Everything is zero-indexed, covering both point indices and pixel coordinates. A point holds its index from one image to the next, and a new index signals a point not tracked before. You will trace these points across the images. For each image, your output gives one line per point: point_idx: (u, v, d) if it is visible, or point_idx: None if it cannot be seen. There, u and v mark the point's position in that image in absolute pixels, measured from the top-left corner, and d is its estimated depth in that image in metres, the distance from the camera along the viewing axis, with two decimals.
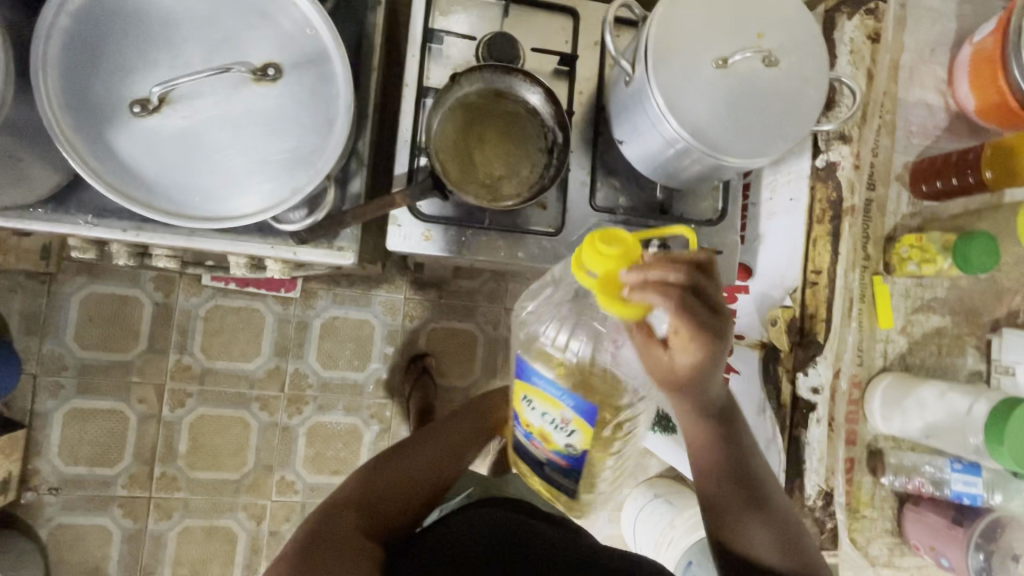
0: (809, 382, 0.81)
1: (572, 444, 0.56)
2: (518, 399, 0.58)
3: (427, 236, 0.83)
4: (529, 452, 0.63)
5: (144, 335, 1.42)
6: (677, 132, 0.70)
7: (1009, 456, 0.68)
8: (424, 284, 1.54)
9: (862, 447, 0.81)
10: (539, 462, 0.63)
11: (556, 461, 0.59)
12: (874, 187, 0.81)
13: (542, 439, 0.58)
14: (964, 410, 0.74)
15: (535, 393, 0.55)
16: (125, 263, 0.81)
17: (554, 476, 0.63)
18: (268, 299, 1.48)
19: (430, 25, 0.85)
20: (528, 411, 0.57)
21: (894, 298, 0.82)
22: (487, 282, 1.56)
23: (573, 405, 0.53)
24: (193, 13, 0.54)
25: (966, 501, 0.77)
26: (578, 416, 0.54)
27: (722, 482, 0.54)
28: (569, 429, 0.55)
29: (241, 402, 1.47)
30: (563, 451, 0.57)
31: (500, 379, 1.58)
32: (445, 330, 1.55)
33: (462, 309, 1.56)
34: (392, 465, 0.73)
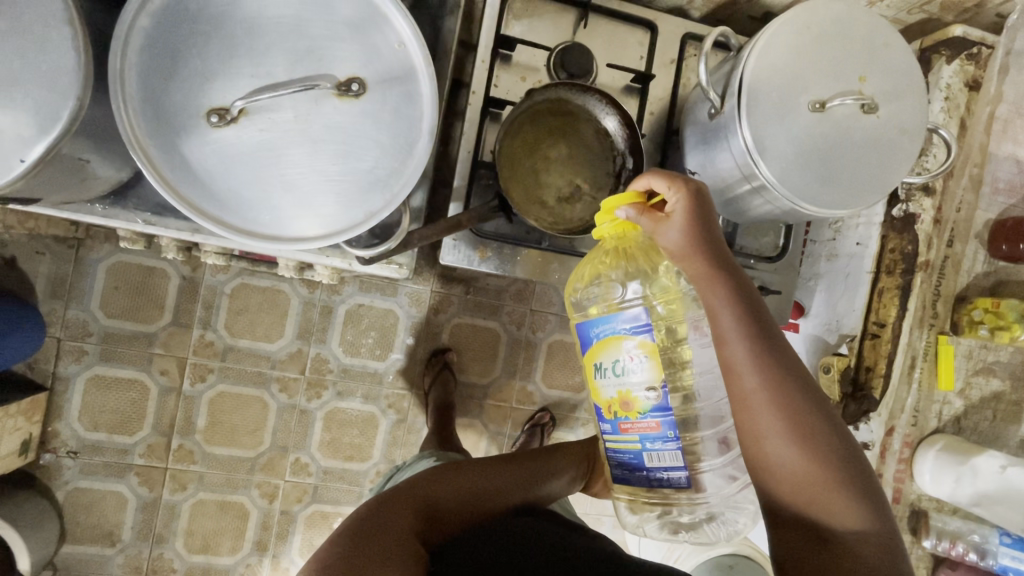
0: (859, 436, 0.79)
1: (649, 380, 0.55)
2: (590, 378, 0.59)
3: (481, 253, 0.81)
4: (625, 461, 0.59)
5: (169, 307, 1.41)
6: (761, 175, 0.67)
7: None
8: (451, 279, 1.51)
9: (905, 505, 0.79)
10: (637, 463, 0.58)
11: (649, 431, 0.56)
12: (952, 244, 0.79)
13: (626, 410, 0.57)
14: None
15: (598, 348, 0.58)
16: (173, 256, 0.89)
17: (655, 464, 0.57)
18: (294, 283, 1.46)
19: (502, 30, 0.80)
20: (604, 385, 0.58)
21: (957, 359, 0.79)
22: (516, 282, 1.54)
23: (632, 329, 0.55)
24: (280, 20, 0.51)
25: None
26: (638, 337, 0.55)
27: (751, 348, 0.49)
28: (639, 364, 0.56)
29: (261, 382, 1.46)
30: (646, 407, 0.56)
31: (520, 380, 1.56)
32: (469, 326, 1.53)
33: (488, 307, 1.54)
34: (460, 474, 0.72)
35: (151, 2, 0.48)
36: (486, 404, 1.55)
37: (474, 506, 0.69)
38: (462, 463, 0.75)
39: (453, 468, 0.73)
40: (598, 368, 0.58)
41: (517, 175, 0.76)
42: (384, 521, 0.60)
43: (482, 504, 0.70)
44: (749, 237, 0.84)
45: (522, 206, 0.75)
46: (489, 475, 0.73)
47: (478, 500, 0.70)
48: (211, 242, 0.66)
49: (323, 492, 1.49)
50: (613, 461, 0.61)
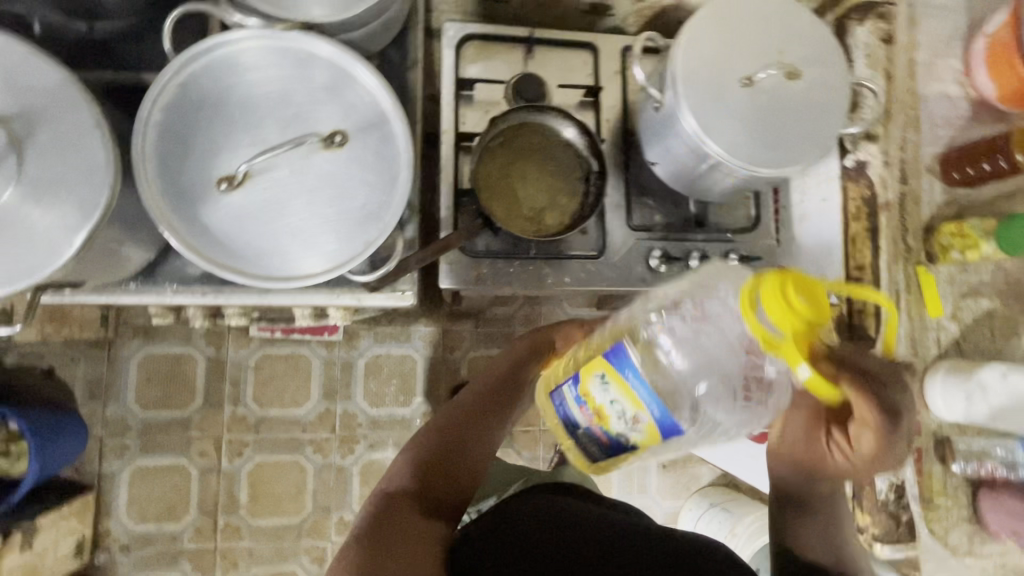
0: None
1: (633, 440, 0.49)
2: (590, 368, 0.50)
3: (476, 273, 0.87)
4: (566, 417, 0.54)
5: (199, 390, 1.48)
6: (714, 151, 0.74)
7: None
8: (460, 315, 1.58)
9: (928, 435, 0.81)
10: (573, 423, 0.53)
11: (598, 437, 0.52)
12: (906, 181, 0.84)
13: (595, 416, 0.51)
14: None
15: (619, 380, 0.48)
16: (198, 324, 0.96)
17: (581, 437, 0.53)
18: (313, 345, 1.54)
19: (461, 75, 0.90)
20: (598, 390, 0.49)
21: (940, 286, 0.83)
22: (521, 307, 1.59)
23: (659, 415, 0.47)
24: (268, 94, 0.60)
25: None
26: (661, 421, 0.47)
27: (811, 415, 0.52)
28: (636, 426, 0.48)
29: (296, 447, 1.50)
30: (609, 434, 0.50)
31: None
32: (485, 357, 1.59)
33: (500, 335, 1.59)
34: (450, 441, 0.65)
35: (161, 99, 0.57)
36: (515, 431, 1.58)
37: (469, 467, 0.65)
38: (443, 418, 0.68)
39: (438, 431, 0.66)
40: (603, 374, 0.49)
41: (497, 195, 0.84)
42: (390, 521, 0.57)
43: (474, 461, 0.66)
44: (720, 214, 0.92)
45: (502, 217, 0.82)
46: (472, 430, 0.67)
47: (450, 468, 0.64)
48: (231, 301, 0.73)
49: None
50: (560, 398, 0.54)
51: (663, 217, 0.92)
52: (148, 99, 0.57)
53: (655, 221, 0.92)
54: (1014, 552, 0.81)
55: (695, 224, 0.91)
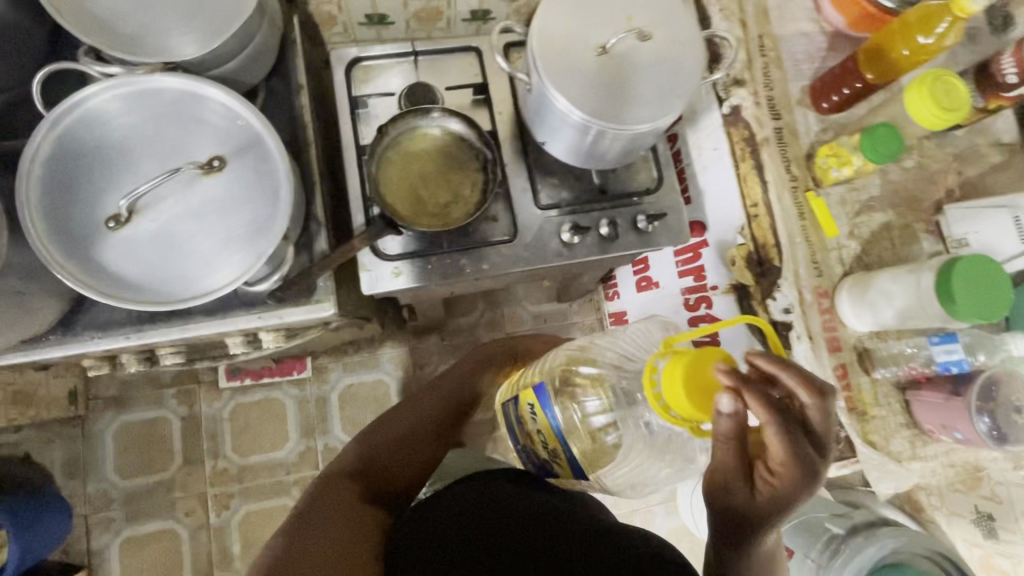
0: (779, 304, 0.84)
1: (552, 462, 0.67)
2: (524, 399, 0.69)
3: (396, 273, 0.91)
4: (515, 436, 0.73)
5: (177, 450, 1.52)
6: (588, 119, 0.78)
7: (964, 310, 0.69)
8: (423, 332, 1.66)
9: (849, 351, 0.83)
10: (516, 446, 0.73)
11: (534, 464, 0.70)
12: (779, 116, 0.88)
13: (528, 440, 0.70)
14: (931, 303, 0.73)
15: (538, 407, 0.66)
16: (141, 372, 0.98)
17: (525, 463, 0.72)
18: (285, 386, 1.60)
19: (354, 95, 0.95)
20: (529, 415, 0.68)
21: (832, 208, 0.87)
22: (483, 313, 1.69)
23: (558, 432, 0.64)
24: (145, 135, 0.65)
25: (955, 370, 0.77)
26: (559, 435, 0.64)
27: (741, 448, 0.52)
28: (549, 449, 0.66)
29: (282, 490, 1.54)
30: (540, 460, 0.69)
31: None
32: None
33: (466, 344, 1.68)
34: (392, 426, 0.90)
35: (40, 153, 0.62)
36: None
37: (399, 456, 0.86)
38: (385, 414, 0.95)
39: (383, 420, 0.92)
40: (529, 403, 0.68)
41: (400, 198, 0.88)
42: (330, 495, 0.77)
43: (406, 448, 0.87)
44: (626, 181, 0.98)
45: (408, 216, 0.87)
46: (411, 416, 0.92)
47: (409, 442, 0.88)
48: (159, 340, 0.77)
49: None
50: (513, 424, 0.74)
51: (569, 192, 0.97)
52: (27, 156, 0.61)
53: (562, 197, 0.97)
54: (956, 450, 0.83)
55: (601, 194, 0.98)
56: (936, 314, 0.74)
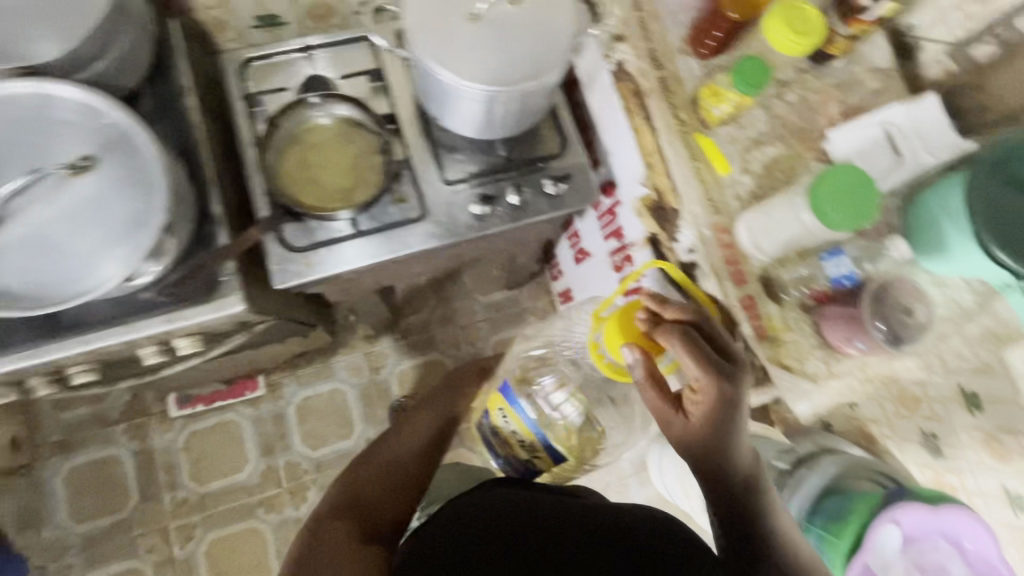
0: (683, 245, 0.90)
1: (532, 456, 0.89)
2: (494, 411, 0.88)
3: (308, 263, 0.90)
4: (493, 447, 0.93)
5: (133, 486, 1.49)
6: (472, 87, 0.81)
7: (839, 218, 0.73)
8: (375, 335, 1.67)
9: (755, 281, 0.85)
10: (496, 455, 0.93)
11: (516, 465, 0.92)
12: (661, 65, 0.90)
13: (506, 445, 0.90)
14: (816, 225, 0.76)
15: (513, 413, 0.86)
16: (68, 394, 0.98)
17: (506, 466, 0.94)
18: (239, 407, 1.57)
19: (248, 94, 0.96)
20: (502, 423, 0.88)
21: (723, 147, 0.88)
22: (435, 309, 1.70)
23: (537, 432, 0.86)
24: (16, 144, 0.66)
25: (846, 282, 0.82)
26: (535, 432, 0.86)
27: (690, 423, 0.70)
28: (528, 445, 0.87)
29: (248, 513, 1.52)
30: (518, 457, 0.90)
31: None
32: (412, 368, 1.67)
33: (421, 342, 1.69)
34: (378, 460, 0.93)
35: None
36: None
37: (388, 491, 0.89)
38: (368, 448, 0.96)
39: (367, 455, 0.94)
40: (500, 412, 0.87)
41: (301, 187, 0.90)
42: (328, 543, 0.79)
43: (394, 482, 0.91)
44: (530, 148, 1.00)
45: (318, 206, 0.89)
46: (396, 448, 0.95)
47: (394, 480, 0.91)
48: (71, 356, 0.77)
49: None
50: (484, 436, 0.94)
51: (474, 165, 0.98)
52: None
53: (468, 171, 0.98)
54: (870, 364, 0.84)
55: (506, 163, 0.99)
56: (823, 233, 0.77)
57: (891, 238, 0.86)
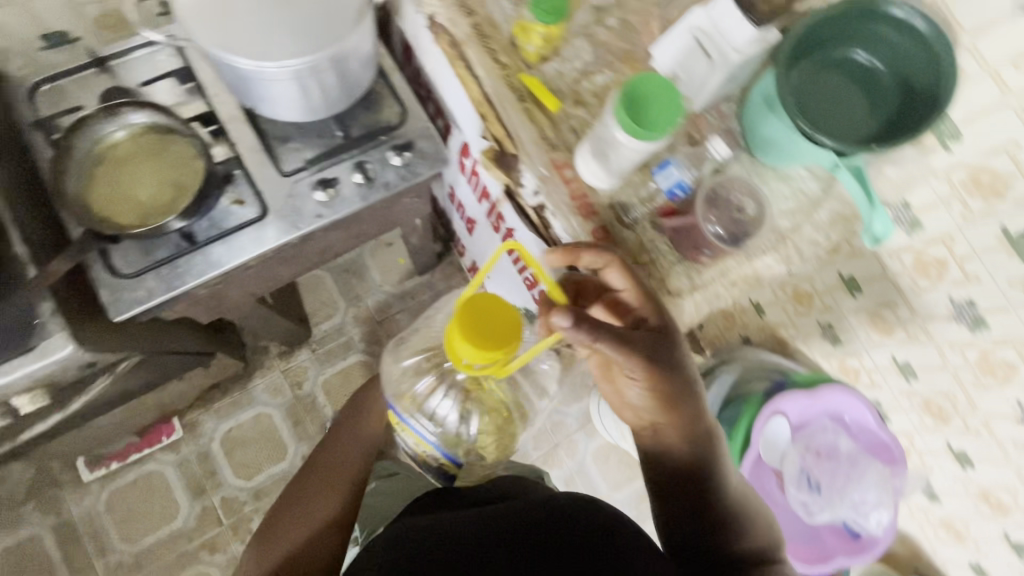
0: (528, 190, 0.91)
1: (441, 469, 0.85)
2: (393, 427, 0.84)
3: (145, 288, 0.84)
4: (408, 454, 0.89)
5: (58, 562, 1.40)
6: (267, 68, 0.76)
7: (656, 126, 0.74)
8: (290, 350, 1.62)
9: (604, 211, 0.84)
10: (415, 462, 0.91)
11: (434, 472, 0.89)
12: (473, 12, 0.88)
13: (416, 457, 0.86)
14: (634, 144, 0.75)
15: (408, 431, 0.81)
16: None
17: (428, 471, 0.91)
18: (158, 456, 1.49)
19: (41, 119, 0.87)
20: (403, 439, 0.84)
21: (550, 83, 0.87)
22: (348, 310, 1.68)
23: (437, 448, 0.81)
24: None
25: (679, 191, 0.83)
26: (435, 449, 0.81)
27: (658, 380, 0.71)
28: (432, 460, 0.83)
29: (191, 561, 1.45)
30: (429, 466, 0.87)
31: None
32: (335, 375, 1.62)
33: (340, 347, 1.65)
34: (286, 519, 0.92)
35: None
36: None
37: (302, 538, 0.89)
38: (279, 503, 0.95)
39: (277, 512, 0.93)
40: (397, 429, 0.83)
41: (118, 208, 0.83)
42: None
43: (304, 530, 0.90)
44: (366, 122, 0.96)
45: (132, 222, 0.82)
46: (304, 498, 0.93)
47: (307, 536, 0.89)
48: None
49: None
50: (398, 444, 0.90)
51: (310, 151, 0.93)
52: None
53: (304, 158, 0.93)
54: (730, 268, 0.86)
55: (344, 142, 0.94)
56: (644, 147, 0.75)
57: (709, 140, 0.87)
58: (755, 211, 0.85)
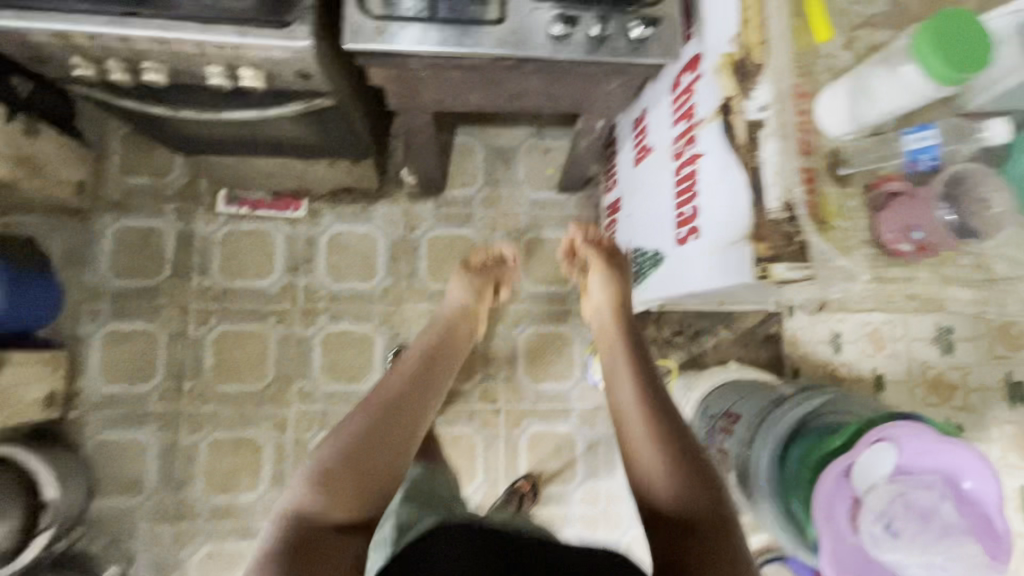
0: (756, 104, 0.82)
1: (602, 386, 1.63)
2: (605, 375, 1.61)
3: (380, 32, 0.91)
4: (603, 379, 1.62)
5: (169, 261, 1.59)
6: None
7: (941, 65, 0.67)
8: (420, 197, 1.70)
9: (821, 157, 0.79)
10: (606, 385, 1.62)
11: None
12: None
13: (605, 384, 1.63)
14: (920, 80, 0.71)
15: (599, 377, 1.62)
16: (105, 94, 0.95)
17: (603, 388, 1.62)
18: (276, 221, 1.63)
19: None
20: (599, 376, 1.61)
21: (831, 15, 0.83)
22: (482, 188, 1.72)
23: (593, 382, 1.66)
24: None
25: (924, 159, 0.76)
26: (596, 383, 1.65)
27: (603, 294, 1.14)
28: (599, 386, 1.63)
29: (259, 319, 1.59)
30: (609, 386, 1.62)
31: (504, 281, 1.69)
32: (445, 237, 1.69)
33: (460, 216, 1.70)
34: (355, 432, 0.76)
35: None
36: None
37: (381, 465, 0.76)
38: (368, 432, 0.76)
39: (370, 439, 0.75)
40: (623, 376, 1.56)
41: None
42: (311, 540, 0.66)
43: (381, 455, 0.75)
44: None
45: None
46: (397, 442, 0.78)
47: (379, 442, 0.76)
48: (37, 30, 0.80)
49: (330, 417, 1.58)
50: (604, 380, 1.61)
51: None
52: None
53: None
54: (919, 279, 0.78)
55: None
56: (930, 90, 0.71)
57: (983, 120, 0.76)
58: (999, 213, 0.76)
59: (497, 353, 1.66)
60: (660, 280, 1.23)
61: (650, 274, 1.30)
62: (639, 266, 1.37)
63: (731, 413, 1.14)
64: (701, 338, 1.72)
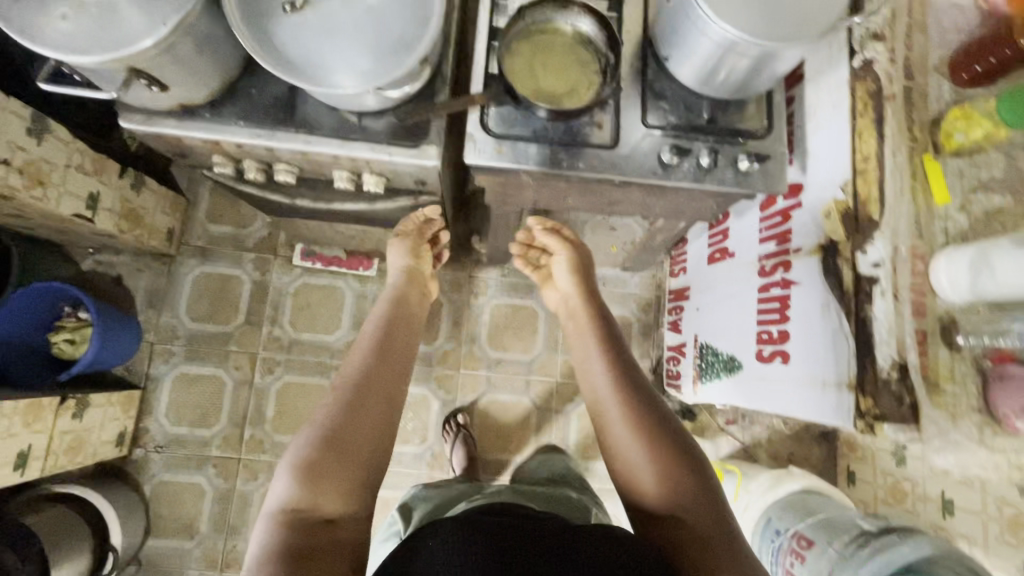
0: (869, 258, 0.86)
1: None
2: None
3: (499, 149, 0.95)
4: None
5: (243, 308, 1.64)
6: (732, 32, 0.78)
7: None
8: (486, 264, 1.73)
9: (933, 319, 0.83)
10: None
11: None
12: (912, 77, 0.89)
13: None
14: None
15: None
16: (232, 180, 0.99)
17: None
18: (348, 277, 1.68)
19: None
20: None
21: (947, 178, 0.86)
22: None
23: None
24: None
25: None
26: None
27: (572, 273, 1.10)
28: None
29: (323, 373, 1.63)
30: None
31: (562, 354, 1.71)
32: (508, 306, 1.72)
33: (524, 286, 1.73)
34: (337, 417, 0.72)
35: None
36: (531, 378, 1.69)
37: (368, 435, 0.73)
38: (343, 419, 0.71)
39: (350, 419, 0.71)
40: None
41: (520, 72, 0.94)
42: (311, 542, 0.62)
43: (369, 426, 0.72)
44: (736, 118, 0.98)
45: (518, 76, 0.93)
46: (381, 413, 0.74)
47: (368, 426, 0.72)
48: (194, 137, 0.85)
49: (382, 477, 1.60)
50: None
51: (677, 118, 0.97)
52: None
53: (669, 121, 0.97)
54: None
55: (706, 126, 0.96)
56: None
57: None
58: None
59: (549, 427, 1.67)
60: (733, 388, 1.23)
61: (720, 377, 1.29)
62: (706, 362, 1.36)
63: (800, 534, 1.13)
64: (753, 429, 1.71)
